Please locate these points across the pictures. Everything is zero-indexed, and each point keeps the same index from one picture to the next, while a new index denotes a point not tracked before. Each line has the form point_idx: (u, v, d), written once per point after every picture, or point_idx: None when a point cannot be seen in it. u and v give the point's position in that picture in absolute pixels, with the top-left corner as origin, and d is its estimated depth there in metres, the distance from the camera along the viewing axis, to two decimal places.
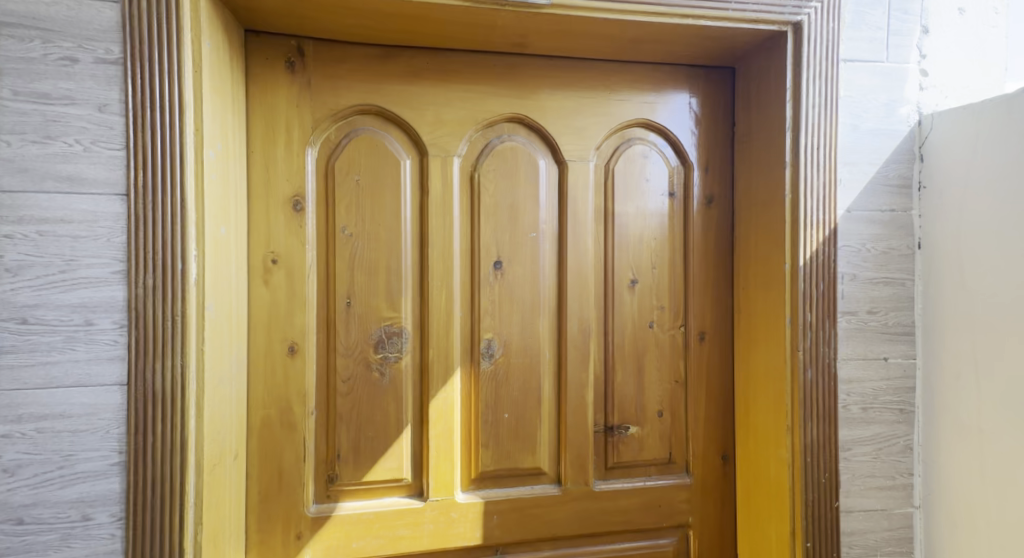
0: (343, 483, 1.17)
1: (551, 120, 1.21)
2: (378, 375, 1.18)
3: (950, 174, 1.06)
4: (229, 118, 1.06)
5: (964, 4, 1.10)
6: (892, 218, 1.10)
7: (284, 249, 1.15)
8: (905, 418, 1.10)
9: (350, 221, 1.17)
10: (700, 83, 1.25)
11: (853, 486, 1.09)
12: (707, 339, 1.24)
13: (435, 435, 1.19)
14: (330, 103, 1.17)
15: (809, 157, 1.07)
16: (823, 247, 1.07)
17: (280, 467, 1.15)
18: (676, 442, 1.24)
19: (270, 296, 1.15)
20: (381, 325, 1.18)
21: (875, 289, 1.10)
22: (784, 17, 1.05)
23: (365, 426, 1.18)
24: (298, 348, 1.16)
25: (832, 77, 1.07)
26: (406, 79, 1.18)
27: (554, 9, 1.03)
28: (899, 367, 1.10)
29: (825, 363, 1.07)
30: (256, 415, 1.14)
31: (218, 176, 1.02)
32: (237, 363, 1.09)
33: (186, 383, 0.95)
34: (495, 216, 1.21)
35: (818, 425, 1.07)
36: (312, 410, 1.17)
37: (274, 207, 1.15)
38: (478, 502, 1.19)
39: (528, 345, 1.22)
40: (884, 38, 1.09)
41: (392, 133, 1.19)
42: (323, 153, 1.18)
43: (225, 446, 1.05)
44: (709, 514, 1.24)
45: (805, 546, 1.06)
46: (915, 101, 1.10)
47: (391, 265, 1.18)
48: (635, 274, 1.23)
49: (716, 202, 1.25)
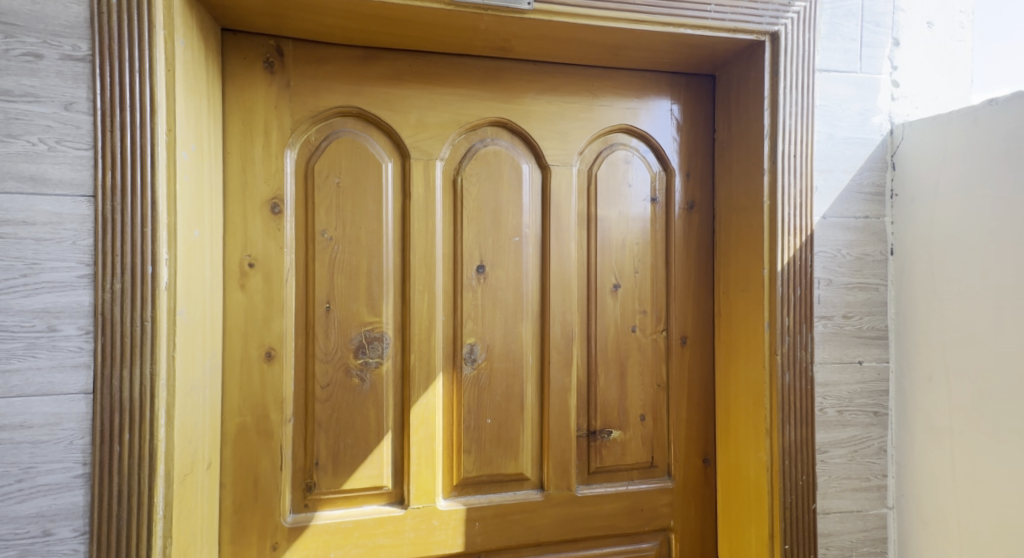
0: (322, 491, 1.15)
1: (534, 124, 1.22)
2: (358, 381, 1.16)
3: (920, 182, 1.09)
4: (204, 118, 1.04)
5: (933, 18, 1.14)
6: (866, 225, 1.13)
7: (262, 252, 1.13)
8: (878, 420, 1.13)
9: (330, 224, 1.15)
10: (681, 90, 1.26)
11: (830, 488, 1.11)
12: (688, 343, 1.26)
13: (416, 441, 1.17)
14: (310, 104, 1.15)
15: (786, 164, 1.09)
16: (799, 253, 1.09)
17: (256, 476, 1.12)
18: (658, 446, 1.25)
19: (247, 301, 1.12)
20: (361, 330, 1.16)
21: (850, 294, 1.12)
22: (761, 27, 1.08)
23: (345, 432, 1.16)
24: (276, 354, 1.14)
25: (808, 87, 1.09)
26: (388, 81, 1.17)
27: (536, 15, 1.03)
28: (873, 370, 1.13)
29: (802, 366, 1.09)
30: (231, 423, 1.11)
31: (192, 177, 0.99)
32: (211, 370, 1.06)
33: (156, 390, 0.91)
34: (478, 220, 1.20)
35: (795, 428, 1.08)
36: (290, 417, 1.14)
37: (251, 209, 1.13)
38: (460, 509, 1.18)
39: (511, 350, 1.21)
40: (857, 50, 1.12)
41: (374, 136, 1.18)
42: (303, 156, 1.16)
43: (198, 455, 1.02)
44: (691, 517, 1.25)
45: (783, 548, 1.07)
46: (887, 111, 1.14)
47: (372, 269, 1.17)
48: (618, 278, 1.24)
49: (698, 208, 1.26)
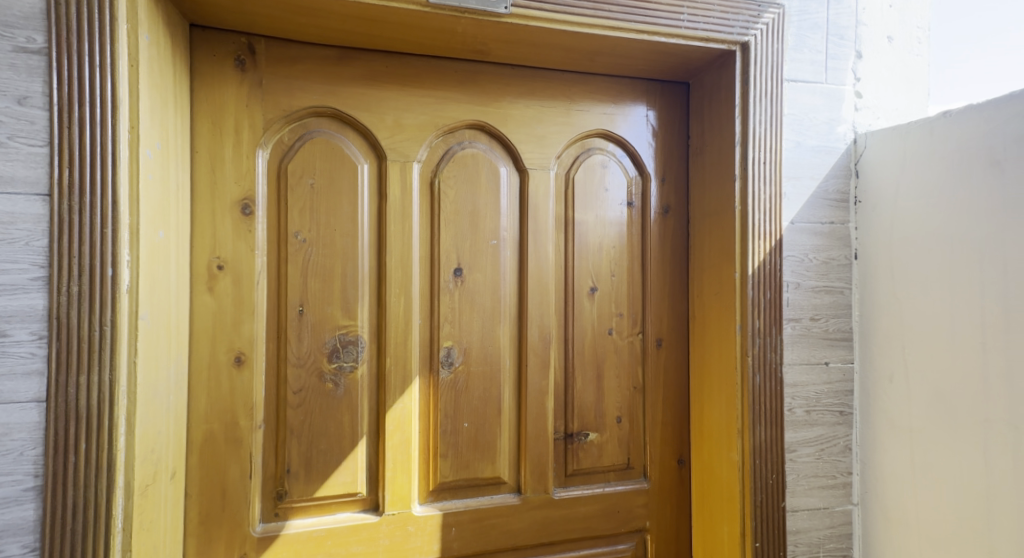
0: (294, 499, 1.12)
1: (512, 127, 1.22)
2: (332, 386, 1.14)
3: (882, 189, 1.14)
4: (170, 115, 1.01)
5: (893, 33, 1.19)
6: (832, 230, 1.17)
7: (231, 254, 1.10)
8: (844, 420, 1.17)
9: (304, 226, 1.13)
10: (655, 97, 1.29)
11: (798, 486, 1.14)
12: (664, 345, 1.28)
13: (392, 447, 1.16)
14: (283, 103, 1.13)
15: (756, 170, 1.12)
16: (769, 257, 1.12)
17: (224, 485, 1.09)
18: (634, 448, 1.26)
19: (215, 304, 1.09)
20: (335, 333, 1.14)
21: (817, 297, 1.16)
22: (733, 37, 1.11)
23: (318, 438, 1.13)
24: (246, 358, 1.11)
25: (776, 96, 1.13)
26: (364, 81, 1.16)
27: (513, 19, 1.04)
28: (839, 371, 1.17)
29: (772, 367, 1.12)
30: (198, 431, 1.08)
31: (156, 177, 0.96)
32: (175, 376, 1.03)
33: (115, 397, 0.88)
34: (456, 223, 1.20)
35: (765, 427, 1.11)
36: (261, 423, 1.11)
37: (221, 210, 1.10)
38: (436, 514, 1.17)
39: (488, 353, 1.21)
40: (823, 61, 1.16)
41: (350, 137, 1.16)
42: (275, 156, 1.13)
43: (161, 464, 0.98)
44: (666, 518, 1.27)
45: (754, 546, 1.10)
46: (851, 121, 1.18)
47: (347, 272, 1.15)
48: (595, 282, 1.25)
49: (672, 212, 1.29)
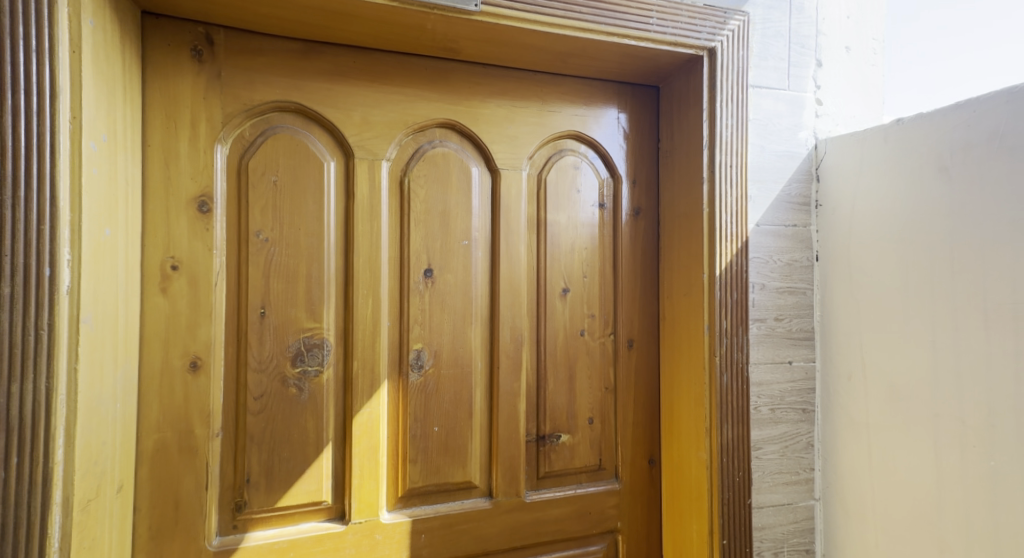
0: (254, 510, 1.08)
1: (483, 127, 1.21)
2: (295, 391, 1.10)
3: (840, 192, 1.18)
4: (119, 107, 0.95)
5: (850, 43, 1.24)
6: (795, 232, 1.21)
7: (187, 254, 1.05)
8: (806, 417, 1.21)
9: (265, 225, 1.09)
10: (626, 99, 1.30)
11: (763, 483, 1.17)
12: (635, 346, 1.28)
13: (359, 453, 1.12)
14: (244, 97, 1.08)
15: (723, 173, 1.14)
16: (736, 259, 1.15)
17: (177, 497, 1.04)
18: (606, 448, 1.27)
19: (169, 306, 1.04)
20: (299, 337, 1.10)
21: (781, 297, 1.19)
22: (700, 43, 1.13)
23: (280, 445, 1.09)
24: (202, 364, 1.05)
25: (742, 101, 1.16)
26: (330, 77, 1.12)
27: (484, 17, 1.03)
28: (802, 369, 1.21)
29: (739, 367, 1.14)
30: (148, 441, 1.02)
31: (102, 171, 0.90)
32: (123, 383, 0.97)
33: (53, 406, 0.81)
34: (426, 223, 1.17)
35: (732, 426, 1.13)
36: (218, 430, 1.06)
37: (176, 208, 1.04)
38: (405, 521, 1.14)
39: (459, 355, 1.19)
40: (785, 68, 1.20)
41: (315, 133, 1.12)
42: (235, 152, 1.08)
43: (105, 477, 0.92)
44: (637, 518, 1.27)
45: (722, 544, 1.12)
46: (812, 127, 1.22)
47: (312, 273, 1.11)
48: (567, 283, 1.25)
49: (643, 214, 1.30)
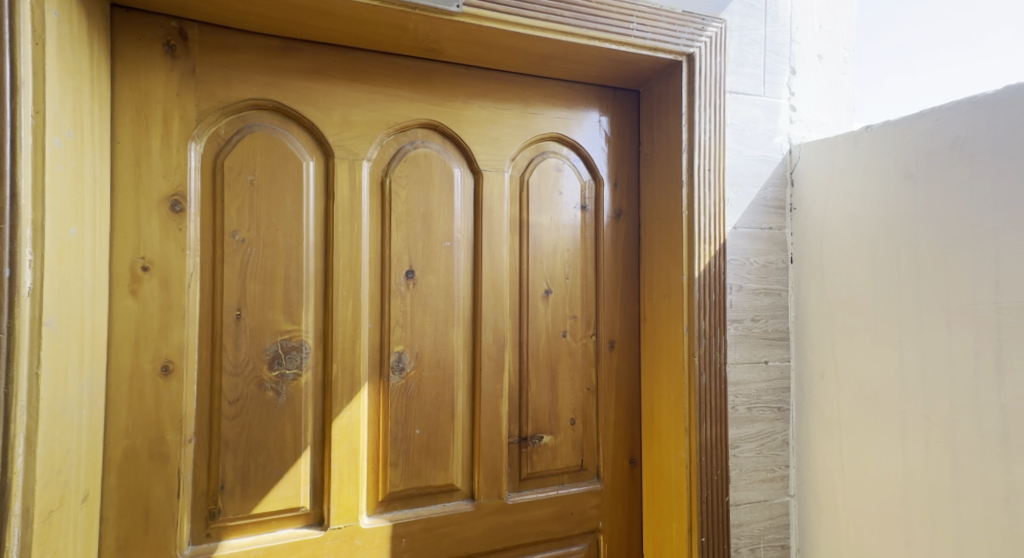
0: (228, 517, 1.05)
1: (466, 128, 1.21)
2: (273, 395, 1.08)
3: (813, 196, 1.21)
4: (86, 102, 0.92)
5: (822, 52, 1.27)
6: (770, 235, 1.24)
7: (158, 255, 1.02)
8: (781, 416, 1.24)
9: (242, 225, 1.07)
10: (608, 103, 1.31)
11: (740, 481, 1.19)
12: (616, 347, 1.30)
13: (338, 457, 1.10)
14: (219, 95, 1.06)
15: (702, 177, 1.17)
16: (714, 261, 1.17)
17: (146, 506, 1.00)
18: (588, 449, 1.27)
19: (139, 309, 1.01)
20: (277, 339, 1.08)
21: (757, 298, 1.22)
22: (679, 48, 1.15)
23: (256, 450, 1.07)
24: (174, 368, 1.03)
25: (720, 106, 1.18)
26: (309, 75, 1.11)
27: (466, 18, 1.03)
28: (777, 369, 1.24)
29: (717, 367, 1.16)
30: (116, 448, 0.99)
31: (68, 169, 0.87)
32: (90, 389, 0.93)
33: (12, 413, 0.78)
34: (408, 224, 1.17)
35: (711, 425, 1.15)
36: (191, 436, 1.03)
37: (147, 208, 1.01)
38: (385, 526, 1.12)
39: (441, 357, 1.18)
40: (761, 75, 1.23)
41: (294, 132, 1.11)
42: (210, 151, 1.06)
43: (70, 486, 0.88)
44: (618, 518, 1.28)
45: (700, 541, 1.14)
46: (787, 133, 1.26)
47: (290, 273, 1.09)
48: (549, 284, 1.25)
49: (624, 216, 1.32)
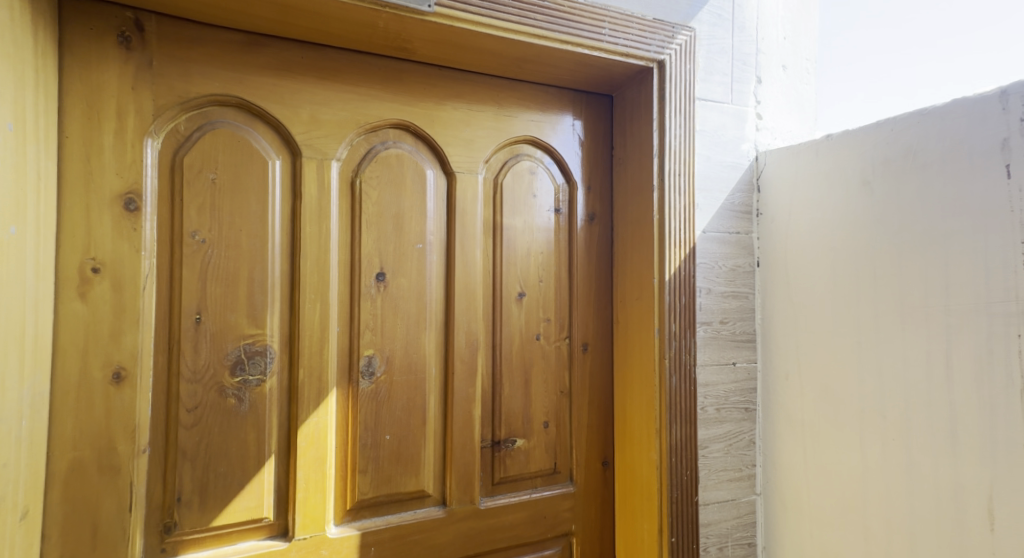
0: (185, 531, 1.00)
1: (438, 129, 1.19)
2: (234, 402, 1.03)
3: (778, 202, 1.25)
4: (29, 93, 0.86)
5: (786, 63, 1.32)
6: (738, 239, 1.27)
7: (110, 255, 0.96)
8: (749, 416, 1.27)
9: (202, 225, 1.02)
10: (580, 107, 1.32)
11: (709, 481, 1.21)
12: (590, 349, 1.30)
13: (304, 465, 1.07)
14: (178, 89, 1.01)
15: (672, 182, 1.19)
16: (684, 264, 1.19)
17: (95, 521, 0.94)
18: (561, 452, 1.27)
19: (89, 313, 0.95)
20: (239, 344, 1.04)
21: (725, 301, 1.25)
22: (650, 55, 1.17)
23: (217, 459, 1.02)
24: (127, 375, 0.97)
25: (689, 113, 1.20)
26: (275, 71, 1.07)
27: (438, 18, 1.02)
28: (744, 370, 1.26)
29: (687, 369, 1.18)
30: (61, 460, 0.93)
31: (8, 164, 0.80)
32: (31, 398, 0.87)
33: None
34: (379, 225, 1.14)
35: (681, 426, 1.17)
36: (144, 447, 0.98)
37: (98, 205, 0.96)
38: (354, 535, 1.09)
39: (412, 361, 1.16)
40: (729, 83, 1.26)
41: (259, 130, 1.07)
42: (168, 147, 1.01)
43: (7, 503, 0.82)
44: (591, 520, 1.28)
45: (671, 542, 1.15)
46: (754, 140, 1.29)
47: (255, 276, 1.05)
48: (523, 287, 1.25)
49: (598, 220, 1.32)
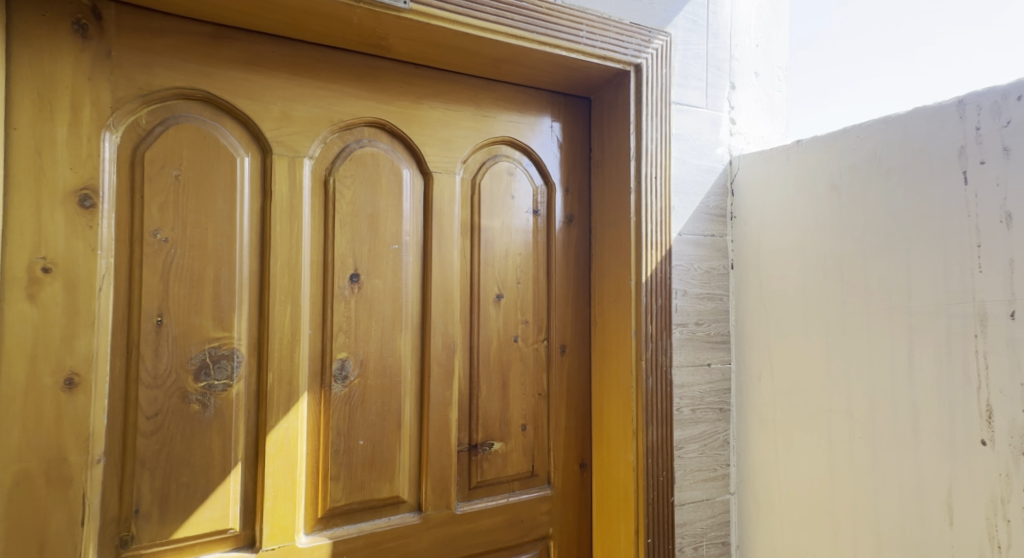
0: (144, 544, 0.95)
1: (415, 128, 1.17)
2: (198, 408, 0.98)
3: (751, 205, 1.27)
4: None
5: (758, 69, 1.34)
6: (713, 242, 1.29)
7: (63, 254, 0.91)
8: (723, 416, 1.28)
9: (165, 223, 0.97)
10: (559, 109, 1.31)
11: (685, 481, 1.22)
12: (567, 351, 1.30)
13: (273, 472, 1.03)
14: (140, 82, 0.96)
15: (649, 184, 1.19)
16: (660, 266, 1.20)
17: (42, 538, 0.88)
18: (538, 455, 1.26)
19: (39, 315, 0.89)
20: (204, 347, 0.99)
21: (700, 303, 1.26)
22: (627, 58, 1.18)
23: (179, 469, 0.97)
24: (80, 381, 0.91)
25: (666, 117, 1.21)
26: (245, 65, 1.03)
27: (414, 14, 1.00)
28: (719, 371, 1.28)
29: (663, 370, 1.19)
30: (6, 473, 0.87)
31: None
32: None
33: None
34: (354, 225, 1.11)
35: (657, 427, 1.17)
36: (99, 456, 0.92)
37: (50, 201, 0.90)
38: (325, 544, 1.06)
39: (387, 363, 1.13)
40: (704, 89, 1.27)
41: (227, 125, 1.02)
42: (129, 141, 0.96)
43: None
44: (568, 523, 1.28)
45: (647, 542, 1.16)
46: (727, 145, 1.31)
47: (221, 276, 1.01)
48: (500, 289, 1.23)
49: (576, 222, 1.32)
